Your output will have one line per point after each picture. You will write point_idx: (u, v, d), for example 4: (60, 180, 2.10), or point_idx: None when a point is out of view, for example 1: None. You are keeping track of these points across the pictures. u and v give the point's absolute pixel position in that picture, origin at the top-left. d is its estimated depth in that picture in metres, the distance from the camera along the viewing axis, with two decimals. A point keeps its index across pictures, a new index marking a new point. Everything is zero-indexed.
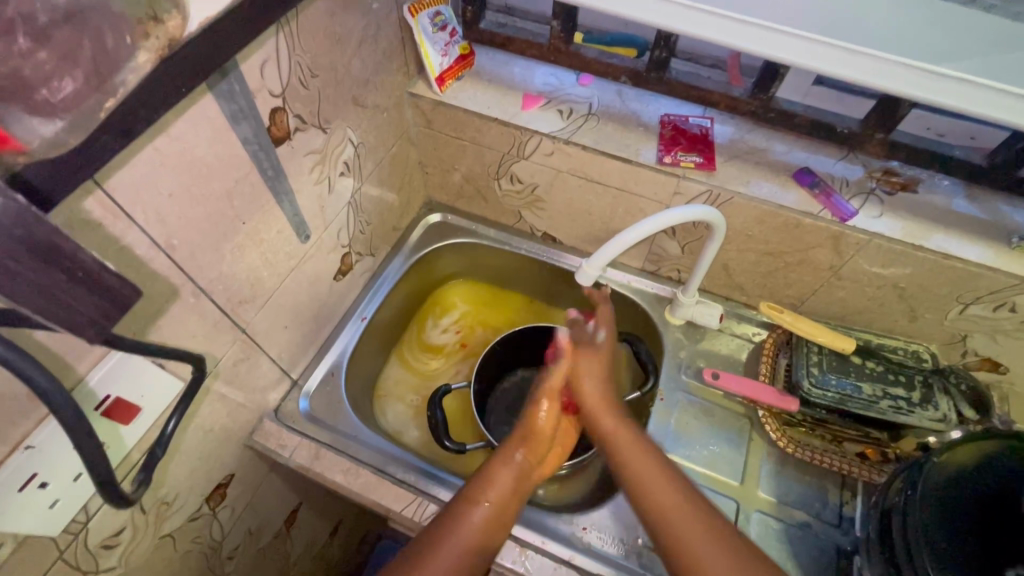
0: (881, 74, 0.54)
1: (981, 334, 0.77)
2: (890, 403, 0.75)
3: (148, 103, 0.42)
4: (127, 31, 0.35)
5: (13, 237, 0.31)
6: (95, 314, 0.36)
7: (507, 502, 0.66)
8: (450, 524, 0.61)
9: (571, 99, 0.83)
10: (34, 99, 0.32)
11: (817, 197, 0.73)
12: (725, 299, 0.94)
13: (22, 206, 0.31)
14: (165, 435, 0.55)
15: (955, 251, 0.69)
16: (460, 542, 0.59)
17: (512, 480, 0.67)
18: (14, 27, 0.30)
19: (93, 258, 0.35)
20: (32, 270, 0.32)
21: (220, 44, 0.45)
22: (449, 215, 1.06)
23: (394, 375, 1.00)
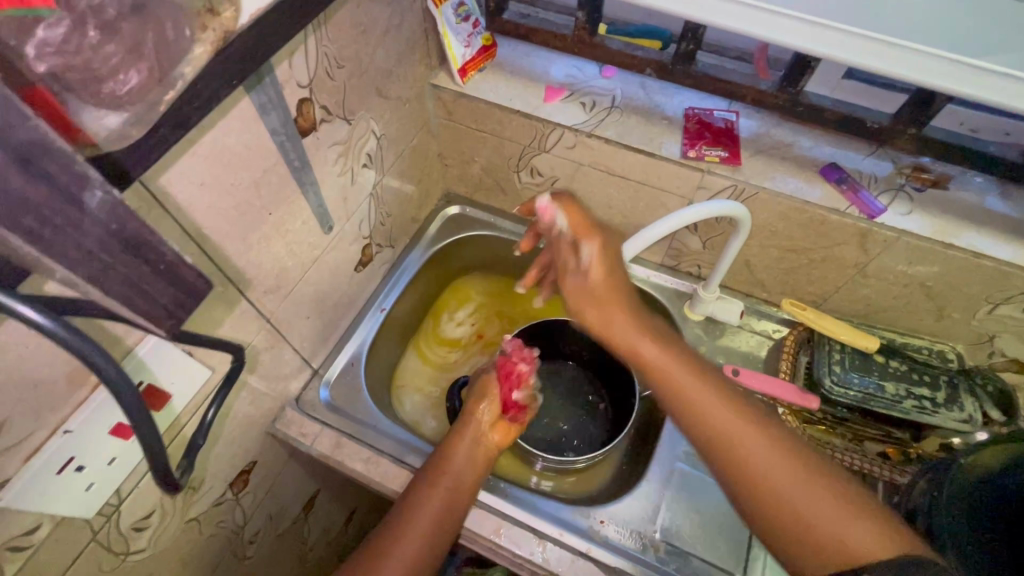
0: (924, 68, 0.54)
1: (1009, 334, 0.76)
2: (913, 403, 0.74)
3: (202, 96, 0.42)
4: (187, 24, 0.35)
5: (107, 230, 0.32)
6: (168, 303, 0.37)
7: (461, 492, 0.70)
8: (412, 509, 0.67)
9: (594, 91, 0.83)
10: (102, 91, 0.33)
11: (844, 193, 0.72)
12: (745, 295, 0.93)
13: (116, 200, 0.32)
14: (205, 422, 0.56)
15: (987, 250, 0.68)
16: (422, 528, 0.66)
17: (467, 454, 0.73)
18: (85, 20, 0.30)
19: (174, 251, 0.36)
20: (122, 264, 0.33)
21: (266, 38, 0.45)
22: (467, 207, 1.06)
23: (411, 367, 1.01)
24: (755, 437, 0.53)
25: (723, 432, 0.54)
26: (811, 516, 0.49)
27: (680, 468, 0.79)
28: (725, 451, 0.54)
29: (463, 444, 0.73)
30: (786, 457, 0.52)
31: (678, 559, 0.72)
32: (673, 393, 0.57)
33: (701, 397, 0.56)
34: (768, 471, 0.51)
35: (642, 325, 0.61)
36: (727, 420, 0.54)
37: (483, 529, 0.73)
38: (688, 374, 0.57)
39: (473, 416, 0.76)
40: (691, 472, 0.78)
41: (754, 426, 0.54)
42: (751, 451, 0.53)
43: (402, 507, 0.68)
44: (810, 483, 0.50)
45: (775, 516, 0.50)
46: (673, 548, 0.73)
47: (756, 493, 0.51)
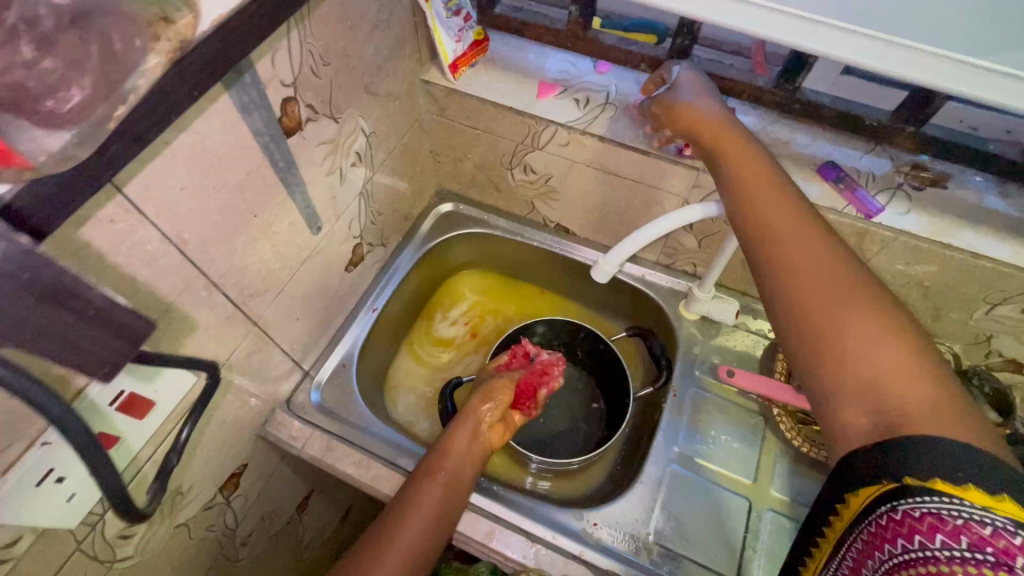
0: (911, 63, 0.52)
1: (1006, 335, 0.75)
2: None
3: (167, 102, 0.41)
4: (138, 35, 0.33)
5: (18, 281, 0.33)
6: (110, 349, 0.40)
7: (461, 483, 0.69)
8: (413, 499, 0.66)
9: (588, 87, 0.81)
10: (40, 110, 0.31)
11: (842, 192, 0.70)
12: (741, 293, 0.92)
13: (27, 250, 0.34)
14: (179, 442, 0.60)
15: (985, 249, 0.67)
16: (423, 518, 0.64)
17: (465, 451, 0.72)
18: (18, 34, 0.29)
19: (102, 297, 0.38)
20: (43, 314, 0.35)
21: (234, 41, 0.44)
22: (461, 205, 1.05)
23: (404, 366, 1.00)
24: (838, 292, 0.46)
25: (805, 269, 0.47)
26: (883, 375, 0.42)
27: (674, 469, 0.78)
28: (784, 281, 0.48)
29: (462, 440, 0.72)
30: (879, 337, 0.43)
31: (672, 561, 0.72)
32: (756, 211, 0.52)
33: (799, 242, 0.49)
34: (854, 338, 0.43)
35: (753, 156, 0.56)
36: (810, 269, 0.47)
37: (476, 533, 0.73)
38: (789, 218, 0.51)
39: (473, 413, 0.75)
40: (684, 472, 0.78)
41: (840, 288, 0.46)
42: (828, 287, 0.46)
43: (399, 502, 0.66)
44: (880, 333, 0.43)
45: (829, 365, 0.44)
46: (667, 551, 0.72)
47: (819, 332, 0.45)
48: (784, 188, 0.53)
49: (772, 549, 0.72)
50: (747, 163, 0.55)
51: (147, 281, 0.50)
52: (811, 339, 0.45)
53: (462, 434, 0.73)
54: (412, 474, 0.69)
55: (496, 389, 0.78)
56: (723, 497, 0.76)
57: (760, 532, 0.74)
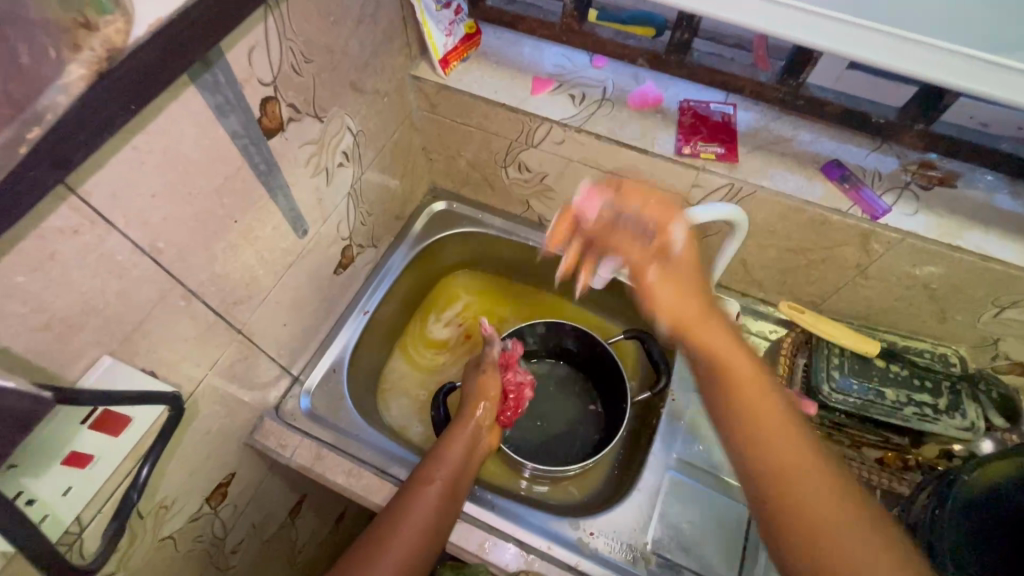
0: (922, 59, 0.50)
1: (1014, 338, 0.73)
2: (913, 410, 0.71)
3: (116, 103, 0.38)
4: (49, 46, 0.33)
5: None
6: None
7: (458, 488, 0.69)
8: (409, 502, 0.65)
9: (584, 82, 0.78)
10: None
11: (847, 192, 0.68)
12: (742, 294, 0.89)
13: None
14: (139, 480, 0.53)
15: (993, 252, 0.64)
16: (419, 522, 0.63)
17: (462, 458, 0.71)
18: None
19: None
20: None
21: (178, 46, 0.41)
22: (454, 203, 1.02)
23: (397, 370, 0.98)
24: (814, 463, 0.48)
25: (769, 429, 0.50)
26: (829, 537, 0.45)
27: (672, 476, 0.77)
28: (756, 448, 0.50)
29: (459, 447, 0.71)
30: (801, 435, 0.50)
31: (670, 571, 0.70)
32: (691, 333, 0.55)
33: (781, 425, 0.50)
34: (845, 542, 0.45)
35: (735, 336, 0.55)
36: (759, 406, 0.51)
37: (471, 545, 0.71)
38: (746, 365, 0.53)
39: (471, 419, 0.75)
40: (683, 480, 0.76)
41: (802, 446, 0.49)
42: (801, 459, 0.48)
43: (394, 508, 0.65)
44: (877, 547, 0.44)
45: (772, 472, 0.49)
46: (665, 561, 0.71)
47: (774, 506, 0.48)
48: (770, 374, 0.54)
49: None
50: (687, 288, 0.58)
51: (118, 292, 0.47)
52: (773, 478, 0.48)
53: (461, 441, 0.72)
54: (409, 478, 0.68)
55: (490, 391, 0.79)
56: (722, 504, 0.74)
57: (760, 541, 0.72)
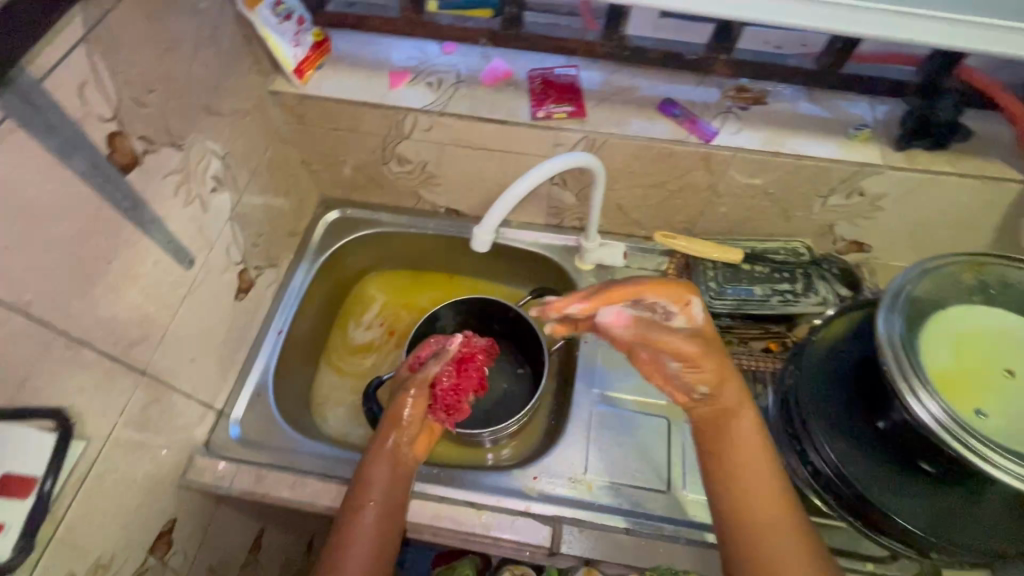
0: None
1: (843, 221, 0.85)
2: (779, 298, 0.83)
3: None
4: None
5: None
6: None
7: (392, 498, 0.70)
8: (348, 529, 0.67)
9: (436, 69, 0.83)
10: None
11: (683, 125, 0.77)
12: (628, 237, 0.97)
13: None
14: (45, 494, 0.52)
15: (806, 151, 0.76)
16: (364, 544, 0.66)
17: (390, 481, 0.71)
18: None
19: None
20: None
21: None
22: (347, 209, 1.04)
23: (327, 382, 0.99)
24: (789, 544, 0.55)
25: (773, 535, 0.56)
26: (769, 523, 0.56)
27: (597, 410, 0.84)
28: (722, 435, 0.60)
29: (382, 468, 0.72)
30: (775, 483, 0.58)
31: (610, 490, 0.78)
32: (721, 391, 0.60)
33: (779, 525, 0.56)
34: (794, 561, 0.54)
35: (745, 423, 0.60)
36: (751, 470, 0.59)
37: (423, 518, 0.75)
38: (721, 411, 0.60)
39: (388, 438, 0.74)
40: (607, 410, 0.84)
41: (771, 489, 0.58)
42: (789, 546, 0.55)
43: (335, 542, 0.66)
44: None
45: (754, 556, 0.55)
46: (604, 482, 0.78)
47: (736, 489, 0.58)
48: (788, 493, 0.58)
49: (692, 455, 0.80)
50: (707, 359, 0.57)
51: None
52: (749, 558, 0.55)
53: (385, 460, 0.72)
54: (344, 506, 0.70)
55: (405, 407, 0.76)
56: (643, 422, 0.83)
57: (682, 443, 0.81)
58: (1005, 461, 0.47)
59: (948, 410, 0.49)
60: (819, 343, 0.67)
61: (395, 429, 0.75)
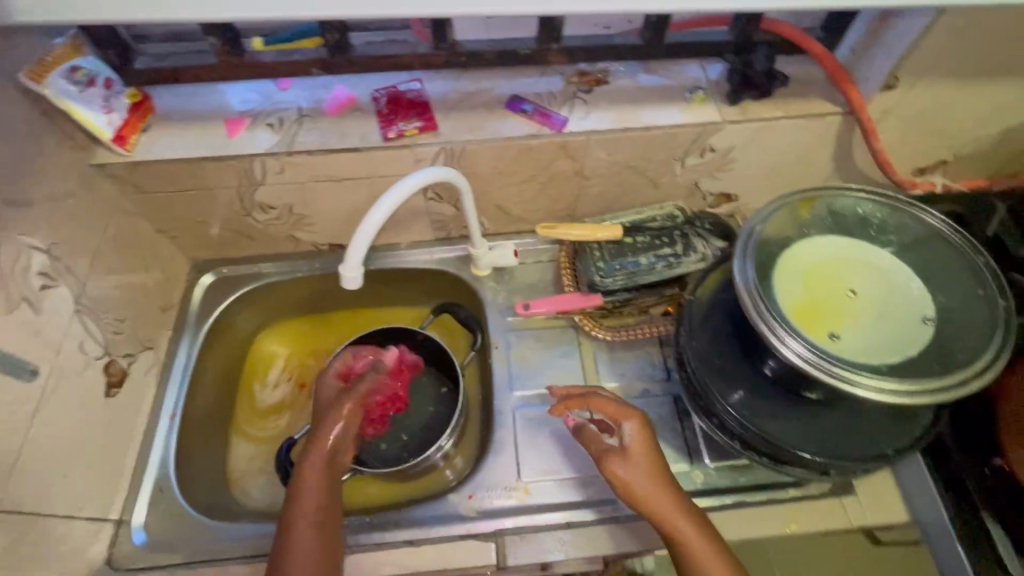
0: (493, 2, 0.60)
1: (706, 178, 0.89)
2: (663, 263, 0.86)
3: None
4: None
5: None
6: None
7: (332, 503, 0.67)
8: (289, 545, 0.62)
9: (275, 109, 0.79)
10: None
11: (534, 119, 0.78)
12: (517, 234, 0.97)
13: None
14: None
15: (653, 121, 0.79)
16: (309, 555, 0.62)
17: (329, 485, 0.68)
18: None
19: None
20: None
21: None
22: (223, 268, 0.97)
23: (243, 454, 0.92)
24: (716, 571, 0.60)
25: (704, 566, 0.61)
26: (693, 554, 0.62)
27: (521, 411, 0.84)
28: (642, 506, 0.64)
29: (323, 470, 0.68)
30: (693, 514, 0.64)
31: (547, 488, 0.78)
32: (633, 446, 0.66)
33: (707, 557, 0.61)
34: None
35: (658, 475, 0.64)
36: (671, 512, 0.63)
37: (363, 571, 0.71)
38: (649, 482, 0.64)
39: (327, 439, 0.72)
40: (530, 410, 0.84)
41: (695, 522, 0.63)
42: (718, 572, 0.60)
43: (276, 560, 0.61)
44: None
45: None
46: (540, 483, 0.79)
47: None
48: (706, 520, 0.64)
49: None
50: (651, 463, 0.65)
51: None
52: None
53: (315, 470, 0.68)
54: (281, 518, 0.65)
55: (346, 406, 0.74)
56: None
57: None
58: (858, 375, 0.51)
59: (810, 339, 0.54)
60: (698, 308, 0.71)
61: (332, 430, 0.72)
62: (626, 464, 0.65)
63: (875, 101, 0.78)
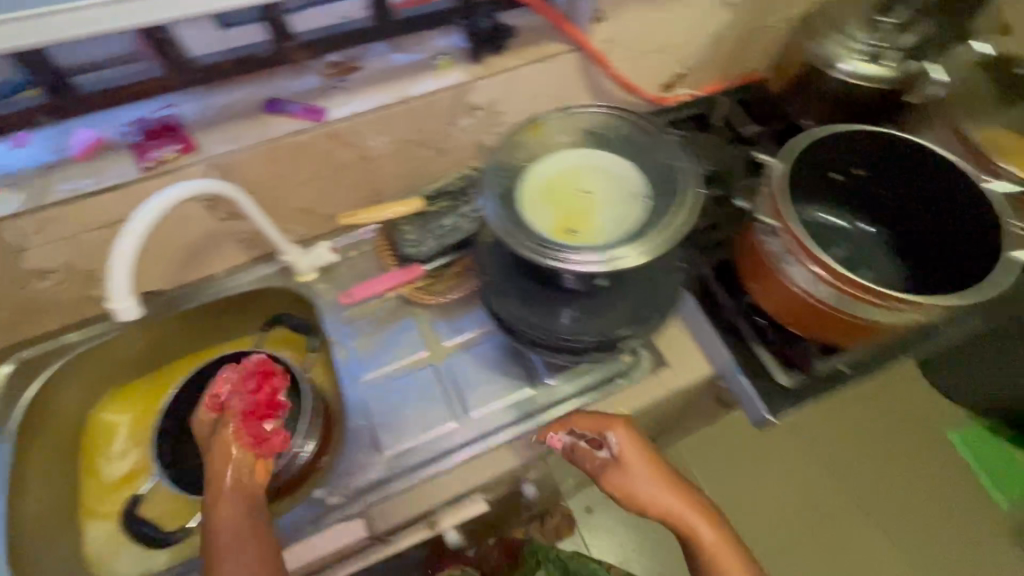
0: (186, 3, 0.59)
1: (486, 135, 0.97)
2: (467, 220, 0.92)
3: None
4: None
5: None
6: None
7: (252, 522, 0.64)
8: None
9: (13, 170, 0.74)
10: None
11: (296, 115, 0.80)
12: (333, 232, 0.99)
13: None
14: None
15: (410, 92, 0.84)
16: None
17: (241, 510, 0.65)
18: None
19: None
20: None
21: None
22: (23, 352, 0.89)
23: (100, 534, 0.87)
24: (727, 557, 0.66)
25: (715, 553, 0.66)
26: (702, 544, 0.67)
27: (372, 393, 0.87)
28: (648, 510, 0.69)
29: (229, 503, 0.65)
30: (697, 506, 0.69)
31: (408, 454, 0.81)
32: (626, 455, 0.70)
33: (720, 547, 0.66)
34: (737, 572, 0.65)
35: (657, 477, 0.69)
36: (677, 508, 0.68)
37: None
38: (649, 484, 0.69)
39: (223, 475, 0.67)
40: (381, 389, 0.87)
41: (700, 511, 0.68)
42: (730, 556, 0.66)
43: None
44: None
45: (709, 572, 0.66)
46: (401, 452, 0.82)
47: None
48: (708, 507, 0.69)
49: (464, 381, 0.87)
50: (649, 467, 0.70)
51: None
52: None
53: (240, 451, 0.69)
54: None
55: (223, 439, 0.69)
56: (417, 379, 0.88)
57: (453, 378, 0.88)
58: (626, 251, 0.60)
59: (569, 245, 0.62)
60: (490, 247, 0.80)
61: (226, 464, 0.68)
62: (625, 474, 0.70)
63: (594, 34, 0.89)
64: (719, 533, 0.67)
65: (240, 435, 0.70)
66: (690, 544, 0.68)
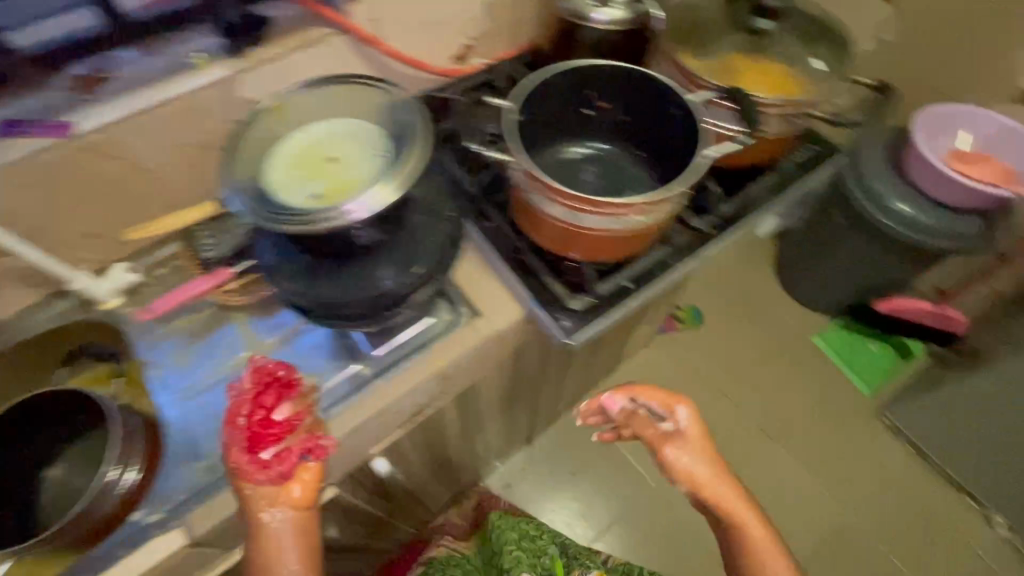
0: None
1: None
2: None
3: None
4: None
5: None
6: None
7: (297, 537, 0.68)
8: None
9: None
10: None
11: (34, 133, 0.75)
12: (132, 253, 0.97)
13: None
14: None
15: (165, 92, 0.82)
16: None
17: (293, 530, 0.68)
18: None
19: None
20: None
21: None
22: None
23: None
24: (766, 549, 0.72)
25: (755, 546, 0.72)
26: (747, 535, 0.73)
27: (190, 405, 0.86)
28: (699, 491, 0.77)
29: (271, 536, 0.67)
30: (739, 492, 0.77)
31: None
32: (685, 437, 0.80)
33: (759, 538, 0.73)
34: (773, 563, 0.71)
35: (719, 469, 0.78)
36: (738, 506, 0.75)
37: None
38: (706, 466, 0.78)
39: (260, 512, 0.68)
40: (200, 399, 0.86)
41: (747, 504, 0.76)
42: (767, 547, 0.72)
43: None
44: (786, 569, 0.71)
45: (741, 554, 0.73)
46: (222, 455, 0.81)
47: (746, 560, 0.72)
48: (761, 509, 0.76)
49: (284, 370, 0.88)
50: (701, 448, 0.79)
51: None
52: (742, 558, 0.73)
53: (251, 472, 0.67)
54: None
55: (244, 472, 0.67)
56: (236, 381, 0.87)
57: None
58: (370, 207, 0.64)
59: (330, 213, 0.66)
60: (264, 237, 0.80)
61: (258, 502, 0.67)
62: (680, 447, 0.79)
63: (350, 13, 0.91)
64: (761, 524, 0.74)
65: (249, 462, 0.68)
66: (734, 534, 0.74)
